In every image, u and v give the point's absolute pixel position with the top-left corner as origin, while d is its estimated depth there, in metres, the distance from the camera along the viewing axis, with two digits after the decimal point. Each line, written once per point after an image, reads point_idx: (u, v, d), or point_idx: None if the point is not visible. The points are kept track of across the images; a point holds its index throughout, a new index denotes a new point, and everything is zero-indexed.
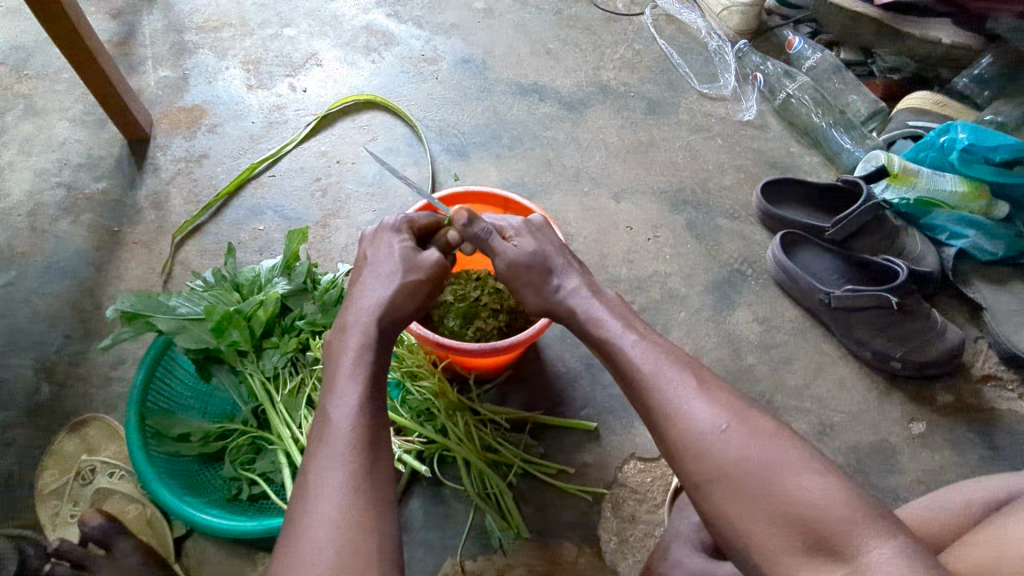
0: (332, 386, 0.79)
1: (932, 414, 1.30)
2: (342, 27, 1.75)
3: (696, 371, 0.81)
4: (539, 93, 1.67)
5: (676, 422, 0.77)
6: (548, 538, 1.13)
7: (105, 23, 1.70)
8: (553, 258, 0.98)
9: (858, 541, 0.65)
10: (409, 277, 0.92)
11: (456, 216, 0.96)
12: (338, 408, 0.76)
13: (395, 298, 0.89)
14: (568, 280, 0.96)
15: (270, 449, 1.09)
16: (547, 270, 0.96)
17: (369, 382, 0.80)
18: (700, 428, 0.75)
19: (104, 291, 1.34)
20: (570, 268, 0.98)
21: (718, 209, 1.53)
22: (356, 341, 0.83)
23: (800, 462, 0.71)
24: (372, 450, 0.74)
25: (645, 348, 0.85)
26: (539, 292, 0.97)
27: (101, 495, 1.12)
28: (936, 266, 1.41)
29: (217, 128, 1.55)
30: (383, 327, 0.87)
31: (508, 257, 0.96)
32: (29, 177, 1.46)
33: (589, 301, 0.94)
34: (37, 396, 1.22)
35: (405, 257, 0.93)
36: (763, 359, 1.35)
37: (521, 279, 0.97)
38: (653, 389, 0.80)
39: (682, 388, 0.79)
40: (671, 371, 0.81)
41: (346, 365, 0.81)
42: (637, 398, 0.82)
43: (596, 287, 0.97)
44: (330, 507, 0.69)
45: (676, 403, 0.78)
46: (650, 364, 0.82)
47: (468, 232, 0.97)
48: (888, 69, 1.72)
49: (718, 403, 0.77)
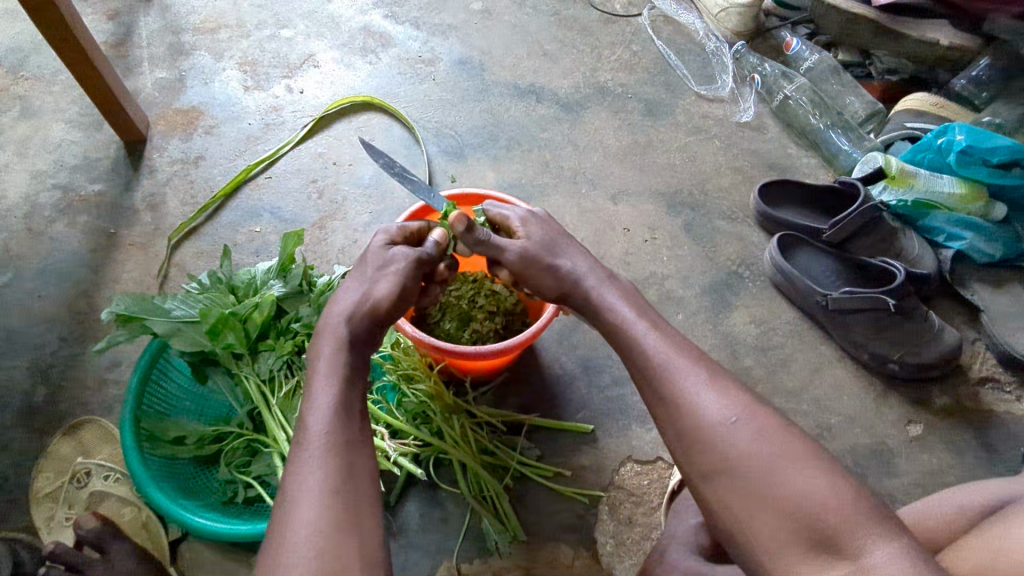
0: (308, 388, 0.79)
1: (930, 416, 1.30)
2: (339, 28, 1.75)
3: (705, 362, 0.80)
4: (537, 94, 1.67)
5: (684, 413, 0.76)
6: (545, 541, 1.13)
7: (102, 24, 1.70)
8: (561, 244, 0.96)
9: (861, 540, 0.65)
10: (383, 274, 0.89)
11: (456, 223, 0.91)
12: (313, 411, 0.76)
13: (367, 298, 0.87)
14: (578, 263, 0.95)
15: (266, 451, 1.09)
16: (558, 254, 0.95)
17: (343, 382, 0.79)
18: (709, 420, 0.74)
19: (100, 292, 1.34)
20: (580, 253, 0.96)
21: (716, 210, 1.53)
22: (330, 344, 0.82)
23: (806, 460, 0.70)
24: (348, 452, 0.74)
25: (655, 336, 0.83)
26: (551, 274, 0.94)
27: (96, 498, 1.12)
28: (934, 268, 1.41)
29: (214, 129, 1.55)
30: (354, 329, 0.85)
31: (519, 249, 0.94)
32: (25, 178, 1.46)
33: (602, 287, 0.92)
34: (34, 398, 1.22)
35: (378, 254, 0.92)
36: (761, 361, 1.34)
37: (535, 268, 0.94)
38: (662, 379, 0.79)
39: (692, 378, 0.78)
40: (680, 361, 0.80)
41: (322, 366, 0.80)
42: (646, 386, 0.81)
43: (610, 272, 0.95)
44: (309, 510, 0.68)
45: (685, 393, 0.77)
46: (661, 352, 0.81)
47: (468, 237, 0.93)
48: (886, 70, 1.73)
49: (728, 394, 0.76)
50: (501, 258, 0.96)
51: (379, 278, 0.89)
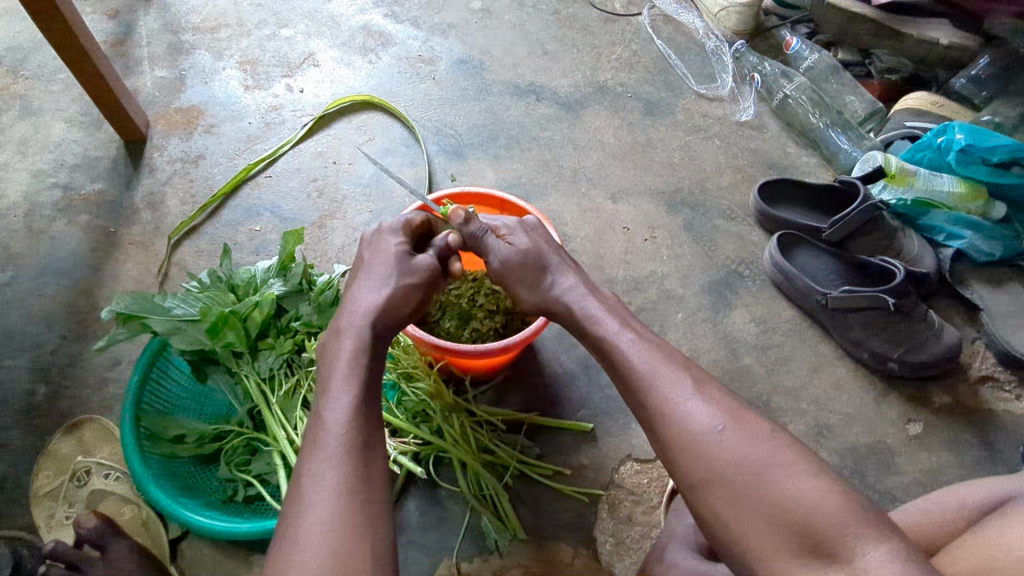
0: (327, 388, 0.79)
1: (930, 415, 1.30)
2: (339, 27, 1.75)
3: (691, 371, 0.81)
4: (537, 93, 1.67)
5: (672, 421, 0.76)
6: (544, 539, 1.13)
7: (102, 23, 1.70)
8: (548, 255, 0.97)
9: (854, 543, 0.65)
10: (405, 280, 0.92)
11: (453, 217, 0.97)
12: (333, 411, 0.76)
13: (390, 302, 0.89)
14: (563, 278, 0.96)
15: (266, 450, 1.09)
16: (543, 268, 0.96)
17: (365, 384, 0.80)
18: (697, 429, 0.75)
19: (100, 291, 1.34)
20: (565, 266, 0.97)
21: (716, 209, 1.53)
22: (351, 346, 0.83)
23: (796, 464, 0.70)
24: (367, 453, 0.74)
25: (641, 346, 0.84)
26: (531, 287, 0.96)
27: (96, 496, 1.12)
28: (933, 267, 1.40)
29: (214, 128, 1.55)
30: (376, 330, 0.86)
31: (500, 256, 0.96)
32: (25, 177, 1.46)
33: (586, 299, 0.93)
34: (34, 397, 1.22)
35: (397, 258, 0.93)
36: (760, 359, 1.35)
37: (516, 274, 0.96)
38: (649, 388, 0.80)
39: (678, 388, 0.78)
40: (666, 370, 0.80)
41: (341, 368, 0.80)
42: (633, 397, 0.82)
43: (593, 286, 0.96)
44: (323, 509, 0.68)
45: (672, 402, 0.77)
46: (646, 363, 0.82)
47: (465, 231, 0.98)
48: (886, 69, 1.71)
49: (715, 403, 0.76)
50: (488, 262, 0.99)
51: (399, 282, 0.91)
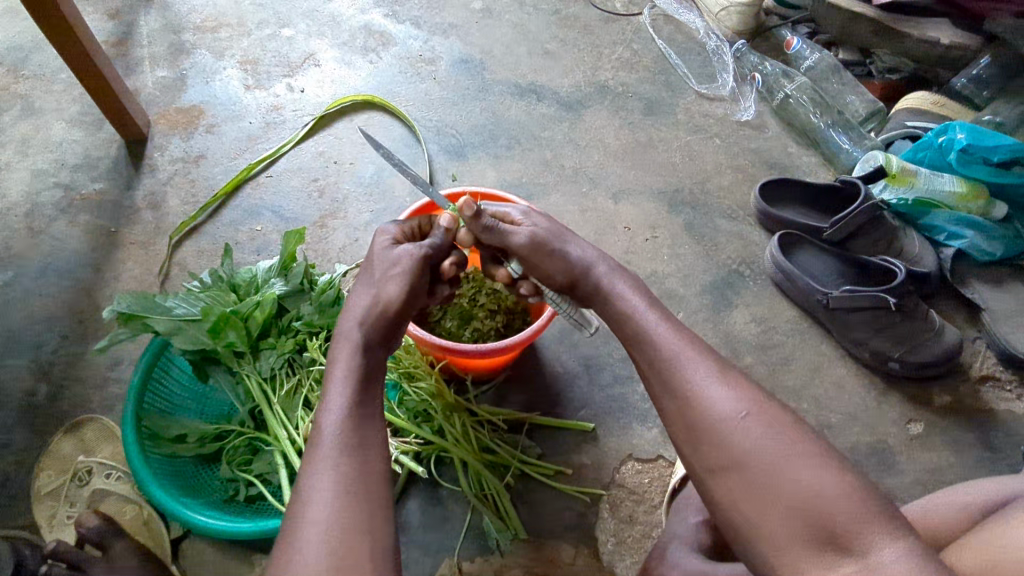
0: (325, 390, 0.80)
1: (931, 415, 1.30)
2: (340, 27, 1.75)
3: (716, 357, 0.80)
4: (538, 93, 1.67)
5: (695, 406, 0.76)
6: (546, 539, 1.13)
7: (103, 23, 1.70)
8: (569, 233, 0.95)
9: (868, 538, 0.65)
10: (389, 275, 0.88)
11: (465, 208, 0.91)
12: (329, 413, 0.77)
13: (378, 299, 0.87)
14: (589, 253, 0.94)
15: (269, 449, 1.09)
16: (565, 241, 0.94)
17: (359, 386, 0.80)
18: (719, 414, 0.74)
19: (101, 290, 1.34)
20: (588, 243, 0.95)
21: (716, 209, 1.53)
22: (344, 349, 0.83)
23: (815, 456, 0.70)
24: (363, 451, 0.74)
25: (666, 327, 0.84)
26: (560, 260, 0.92)
27: (98, 496, 1.12)
28: (934, 266, 1.41)
29: (215, 128, 1.55)
30: (368, 333, 0.85)
31: (527, 233, 0.93)
32: (26, 177, 1.46)
33: (613, 277, 0.91)
34: (34, 397, 1.22)
35: (382, 254, 0.91)
36: (761, 359, 1.35)
37: (537, 253, 0.93)
38: (673, 371, 0.79)
39: (702, 371, 0.78)
40: (692, 353, 0.80)
41: (339, 368, 0.81)
42: (654, 379, 0.81)
43: (619, 264, 0.94)
44: (323, 508, 0.69)
45: (694, 385, 0.77)
46: (673, 345, 0.81)
47: (475, 224, 0.93)
48: (887, 69, 1.73)
49: (738, 390, 0.76)
50: (509, 244, 0.94)
51: (388, 279, 0.89)
